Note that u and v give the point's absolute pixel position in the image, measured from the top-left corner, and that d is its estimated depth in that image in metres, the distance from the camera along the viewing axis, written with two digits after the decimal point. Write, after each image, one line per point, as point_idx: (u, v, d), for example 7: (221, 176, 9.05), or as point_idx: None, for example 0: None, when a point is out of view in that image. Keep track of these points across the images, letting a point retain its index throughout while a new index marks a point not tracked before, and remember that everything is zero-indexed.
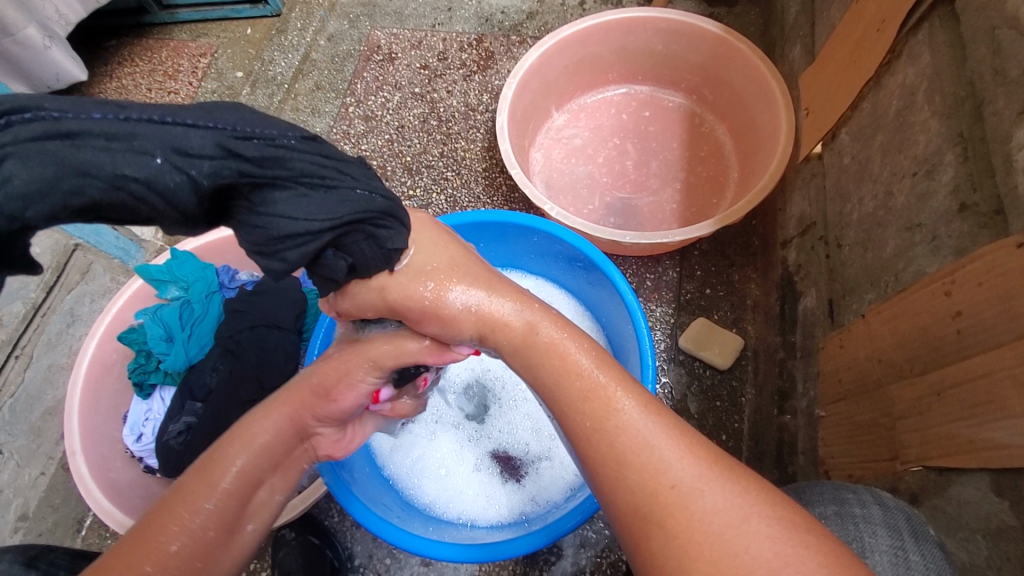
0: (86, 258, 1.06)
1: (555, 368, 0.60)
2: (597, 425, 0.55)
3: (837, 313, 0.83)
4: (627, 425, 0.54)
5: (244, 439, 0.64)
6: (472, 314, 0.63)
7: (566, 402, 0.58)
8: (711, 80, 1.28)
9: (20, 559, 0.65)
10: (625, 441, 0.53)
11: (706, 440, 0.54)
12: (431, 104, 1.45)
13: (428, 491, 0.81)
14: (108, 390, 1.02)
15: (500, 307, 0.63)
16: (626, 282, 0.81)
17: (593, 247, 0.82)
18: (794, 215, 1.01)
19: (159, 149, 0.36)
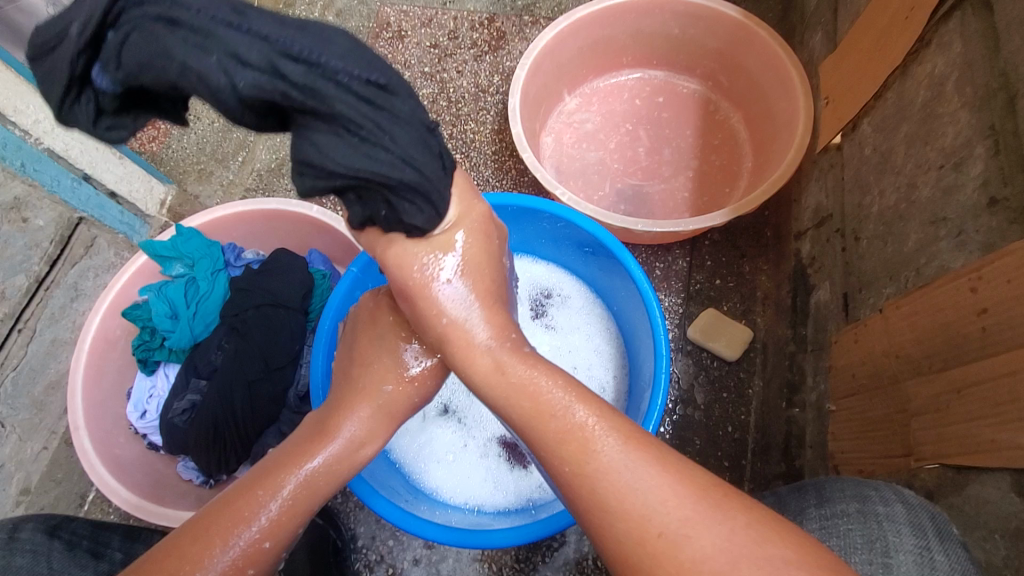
0: (91, 232, 1.02)
1: (527, 404, 0.56)
2: (574, 471, 0.53)
3: (851, 307, 0.82)
4: (606, 468, 0.51)
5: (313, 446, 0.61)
6: (441, 331, 0.59)
7: (543, 446, 0.55)
8: (728, 66, 1.25)
9: (42, 528, 0.65)
10: (606, 488, 0.51)
11: (697, 471, 0.51)
12: (441, 84, 1.42)
13: (435, 476, 0.81)
14: (112, 365, 1.02)
15: (475, 330, 0.58)
16: (641, 269, 0.79)
17: (607, 234, 0.80)
18: (809, 207, 0.99)
19: (219, 54, 0.40)
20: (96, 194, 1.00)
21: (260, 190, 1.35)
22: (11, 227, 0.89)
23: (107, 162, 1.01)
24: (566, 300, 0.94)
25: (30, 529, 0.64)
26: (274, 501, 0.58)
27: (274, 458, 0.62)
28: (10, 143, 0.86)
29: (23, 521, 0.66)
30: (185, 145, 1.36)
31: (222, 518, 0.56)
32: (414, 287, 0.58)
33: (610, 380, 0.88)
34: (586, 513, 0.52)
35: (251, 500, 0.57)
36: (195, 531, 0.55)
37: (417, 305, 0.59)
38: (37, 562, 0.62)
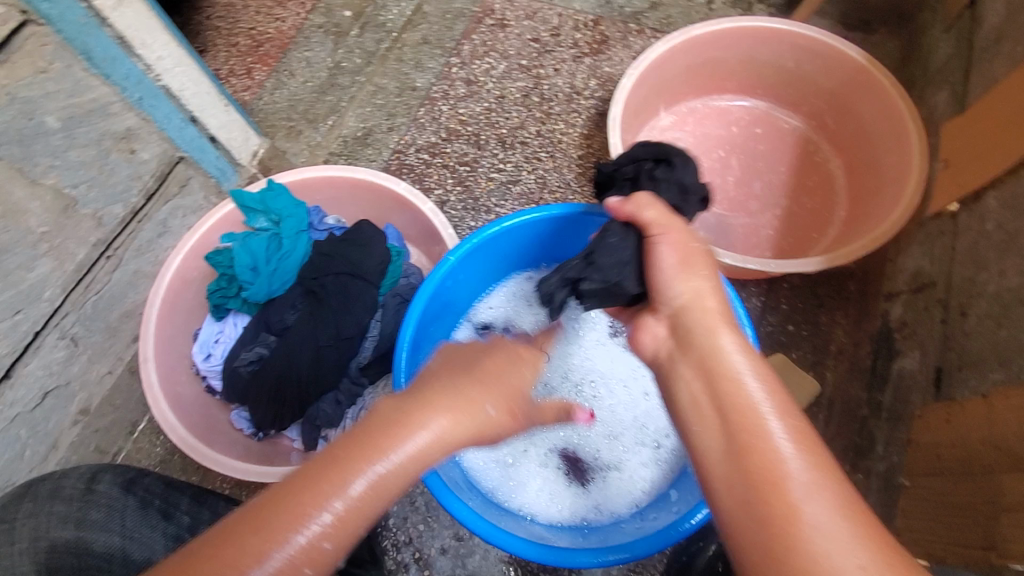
0: (187, 171, 1.04)
1: (738, 390, 0.55)
2: (757, 469, 0.49)
3: (944, 383, 0.79)
4: (797, 489, 0.47)
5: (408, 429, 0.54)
6: (695, 291, 0.66)
7: (738, 432, 0.52)
8: (838, 108, 1.21)
9: (119, 481, 0.66)
10: (785, 500, 0.46)
11: (887, 535, 0.45)
12: (536, 79, 1.41)
13: (492, 476, 0.81)
14: (185, 304, 1.04)
15: (718, 308, 0.65)
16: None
17: None
18: (908, 270, 0.96)
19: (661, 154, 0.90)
20: (199, 137, 1.02)
21: (343, 155, 1.36)
22: (119, 156, 0.91)
23: (213, 108, 1.03)
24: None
25: (108, 480, 0.66)
26: (375, 465, 0.52)
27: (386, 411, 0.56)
28: (133, 75, 0.88)
29: (102, 471, 0.68)
30: (277, 99, 1.41)
31: (289, 502, 0.49)
32: (696, 249, 0.71)
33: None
34: (744, 509, 0.48)
35: (354, 455, 0.52)
36: (287, 483, 0.50)
37: (681, 263, 0.69)
38: (112, 518, 0.64)
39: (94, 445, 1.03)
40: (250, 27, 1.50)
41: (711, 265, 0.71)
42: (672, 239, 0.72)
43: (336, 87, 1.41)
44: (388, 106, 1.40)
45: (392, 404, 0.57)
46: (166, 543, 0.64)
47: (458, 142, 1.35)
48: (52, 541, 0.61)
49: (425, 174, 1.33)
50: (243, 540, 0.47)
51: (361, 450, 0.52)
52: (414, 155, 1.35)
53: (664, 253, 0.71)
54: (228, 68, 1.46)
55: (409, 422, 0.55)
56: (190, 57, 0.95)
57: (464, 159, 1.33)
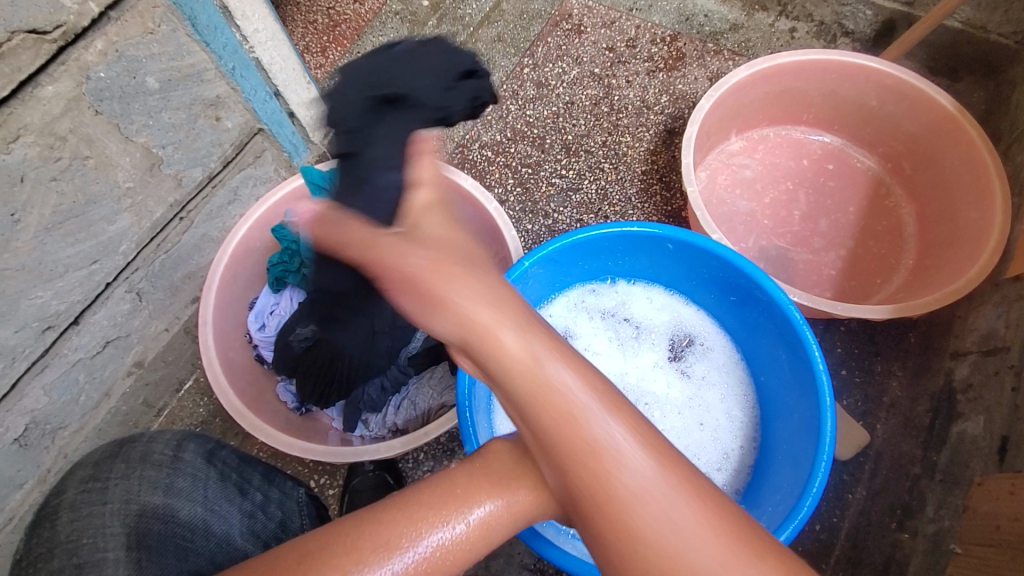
0: (264, 143, 1.06)
1: (554, 420, 0.43)
2: (608, 523, 0.41)
3: (1010, 453, 0.76)
4: (655, 565, 0.40)
5: (519, 476, 0.47)
6: (515, 355, 0.45)
7: (582, 498, 0.42)
8: (918, 154, 1.18)
9: (201, 452, 0.69)
10: (658, 561, 0.40)
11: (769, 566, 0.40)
12: (606, 89, 1.40)
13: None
14: (245, 272, 1.07)
15: (523, 337, 0.45)
16: (816, 345, 0.75)
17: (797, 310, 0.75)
18: (979, 330, 0.93)
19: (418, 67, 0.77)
20: (280, 112, 1.04)
21: None
22: (205, 122, 0.94)
23: (297, 85, 1.05)
24: (709, 353, 0.91)
25: (192, 451, 0.69)
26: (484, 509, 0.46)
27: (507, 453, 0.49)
28: (230, 45, 0.90)
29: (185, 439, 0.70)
30: None
31: (394, 523, 0.45)
32: (501, 304, 0.46)
33: (738, 449, 0.85)
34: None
35: (473, 492, 0.47)
36: (399, 499, 0.47)
37: (457, 318, 0.46)
38: (198, 488, 0.66)
39: (143, 398, 1.07)
40: (329, 6, 1.52)
41: (444, 251, 0.52)
42: (396, 274, 0.51)
43: None
44: None
45: (508, 446, 0.50)
46: (243, 518, 0.66)
47: (523, 143, 1.35)
48: (143, 506, 0.63)
49: (487, 172, 1.33)
50: (349, 555, 0.44)
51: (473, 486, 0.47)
52: (478, 151, 1.36)
53: (443, 317, 0.47)
54: (303, 44, 1.48)
55: (519, 481, 0.47)
56: (282, 31, 0.98)
57: (527, 161, 1.33)
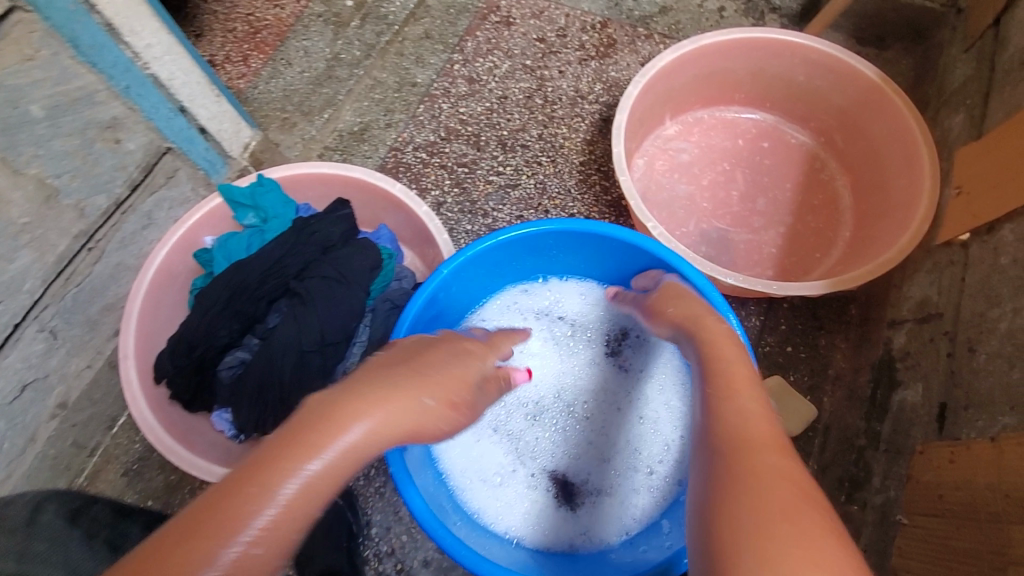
0: (175, 163, 1.00)
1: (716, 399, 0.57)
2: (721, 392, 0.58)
3: (949, 421, 0.76)
4: (758, 426, 0.52)
5: (345, 412, 0.51)
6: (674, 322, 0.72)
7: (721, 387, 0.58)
8: (848, 126, 1.18)
9: (61, 513, 0.64)
10: (738, 442, 0.50)
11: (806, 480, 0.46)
12: (539, 81, 1.37)
13: (480, 499, 0.79)
14: (169, 299, 1.00)
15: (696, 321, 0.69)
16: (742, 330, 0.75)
17: (720, 295, 0.76)
18: (913, 298, 0.93)
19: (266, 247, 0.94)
20: (188, 128, 0.98)
21: (339, 150, 1.32)
22: (103, 145, 0.87)
23: (204, 98, 0.99)
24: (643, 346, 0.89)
25: (51, 512, 0.63)
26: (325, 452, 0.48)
27: (328, 400, 0.52)
28: (120, 63, 0.84)
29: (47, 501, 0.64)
30: (271, 88, 1.36)
31: (231, 500, 0.44)
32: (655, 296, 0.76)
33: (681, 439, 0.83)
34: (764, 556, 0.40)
35: (299, 446, 0.48)
36: (230, 485, 0.45)
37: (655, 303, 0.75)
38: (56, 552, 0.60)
39: (72, 440, 1.00)
40: (248, 12, 1.45)
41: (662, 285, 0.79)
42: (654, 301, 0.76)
43: (333, 79, 1.37)
44: (386, 101, 1.36)
45: (327, 396, 0.52)
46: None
47: (457, 141, 1.32)
48: None
49: (422, 174, 1.29)
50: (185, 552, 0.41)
51: (309, 439, 0.48)
52: (412, 153, 1.31)
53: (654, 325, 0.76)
54: (223, 54, 1.41)
55: (352, 411, 0.51)
56: (179, 44, 0.92)
57: (463, 160, 1.30)
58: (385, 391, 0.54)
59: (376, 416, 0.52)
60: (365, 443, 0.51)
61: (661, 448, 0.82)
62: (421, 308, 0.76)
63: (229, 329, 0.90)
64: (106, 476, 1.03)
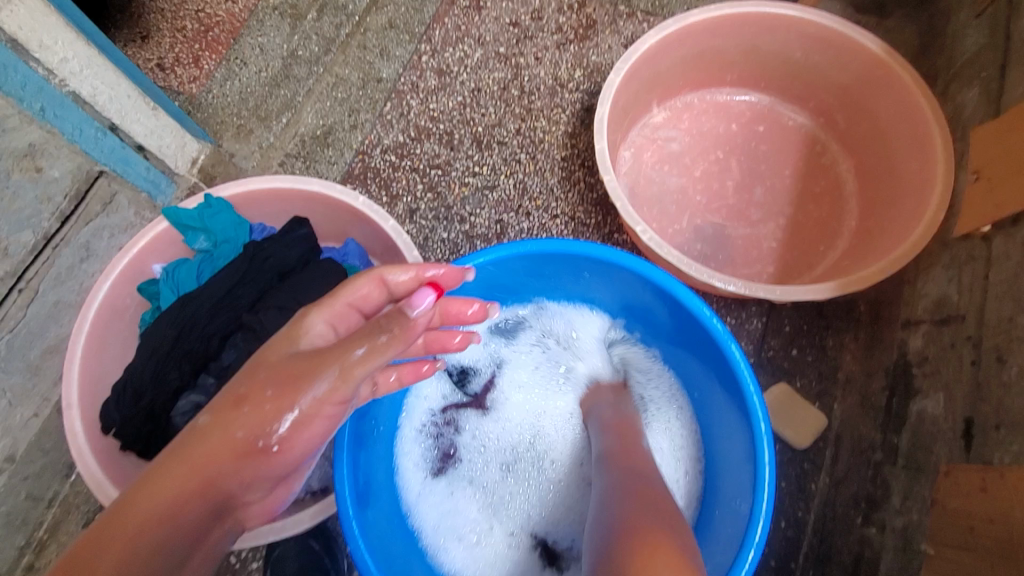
0: (111, 186, 0.90)
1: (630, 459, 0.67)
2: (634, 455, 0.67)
3: (977, 439, 0.69)
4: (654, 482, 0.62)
5: (165, 474, 0.51)
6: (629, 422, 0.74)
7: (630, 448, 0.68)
8: (850, 105, 1.09)
9: None
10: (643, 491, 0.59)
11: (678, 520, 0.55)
12: (515, 70, 1.26)
13: (459, 559, 0.76)
14: (117, 336, 0.92)
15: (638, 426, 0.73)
16: (746, 365, 0.68)
17: (719, 328, 0.69)
18: (928, 296, 0.85)
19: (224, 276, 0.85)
20: (122, 147, 0.89)
21: (301, 157, 1.22)
22: (22, 176, 0.78)
23: (138, 113, 0.90)
24: (640, 378, 0.84)
25: None
26: (144, 513, 0.49)
27: (144, 474, 0.53)
28: (31, 83, 0.75)
29: None
30: (226, 92, 1.25)
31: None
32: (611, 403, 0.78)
33: (681, 479, 0.79)
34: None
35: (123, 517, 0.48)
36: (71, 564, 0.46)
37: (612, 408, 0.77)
38: None
39: (25, 494, 0.91)
40: (197, 8, 1.32)
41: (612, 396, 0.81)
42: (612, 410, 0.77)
43: (291, 78, 1.26)
44: (350, 100, 1.25)
45: (147, 470, 0.53)
46: None
47: (429, 141, 1.22)
48: None
49: (392, 179, 1.20)
50: None
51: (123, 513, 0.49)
52: (380, 157, 1.22)
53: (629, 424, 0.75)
54: (172, 56, 1.29)
55: (166, 471, 0.52)
56: (101, 55, 0.83)
57: (435, 162, 1.20)
58: (198, 441, 0.54)
59: (194, 467, 0.52)
60: (187, 494, 0.52)
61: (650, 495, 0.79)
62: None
63: (180, 371, 0.82)
64: (66, 529, 0.95)
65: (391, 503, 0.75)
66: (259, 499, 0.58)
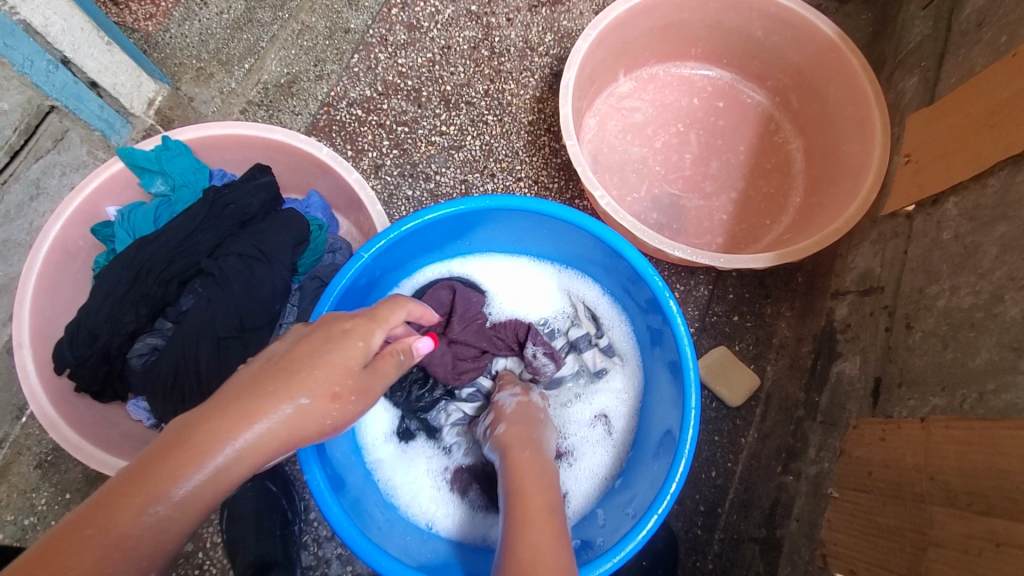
0: (63, 123, 0.88)
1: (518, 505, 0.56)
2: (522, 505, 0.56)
3: (881, 396, 0.76)
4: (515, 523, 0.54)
5: (228, 424, 0.46)
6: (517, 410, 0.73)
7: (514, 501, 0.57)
8: (804, 87, 1.14)
9: None
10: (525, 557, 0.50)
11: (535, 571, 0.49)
12: (486, 30, 1.26)
13: (401, 488, 0.78)
14: (68, 279, 0.90)
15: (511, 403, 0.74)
16: (678, 314, 0.73)
17: (656, 282, 0.74)
18: (856, 269, 0.92)
19: (186, 221, 0.85)
20: (74, 83, 0.86)
21: (264, 106, 1.20)
22: None
23: (91, 47, 0.87)
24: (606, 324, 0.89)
25: None
26: (200, 471, 0.45)
27: (193, 413, 0.47)
28: None
29: None
30: (186, 33, 1.15)
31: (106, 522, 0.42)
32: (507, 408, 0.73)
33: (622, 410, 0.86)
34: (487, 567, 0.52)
35: (175, 466, 0.44)
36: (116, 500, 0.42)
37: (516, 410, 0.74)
38: None
39: None
40: None
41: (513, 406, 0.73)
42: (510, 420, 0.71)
43: (254, 23, 1.19)
44: (317, 50, 1.23)
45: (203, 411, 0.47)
46: None
47: (396, 97, 1.21)
48: None
49: (357, 134, 1.19)
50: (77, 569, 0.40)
51: (179, 464, 0.44)
52: (346, 110, 1.21)
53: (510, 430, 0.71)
54: None
55: (228, 424, 0.47)
56: None
57: (402, 118, 1.20)
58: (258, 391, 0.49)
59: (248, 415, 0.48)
60: (241, 454, 0.47)
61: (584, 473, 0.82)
62: (346, 287, 0.74)
63: (137, 314, 0.82)
64: (17, 469, 0.94)
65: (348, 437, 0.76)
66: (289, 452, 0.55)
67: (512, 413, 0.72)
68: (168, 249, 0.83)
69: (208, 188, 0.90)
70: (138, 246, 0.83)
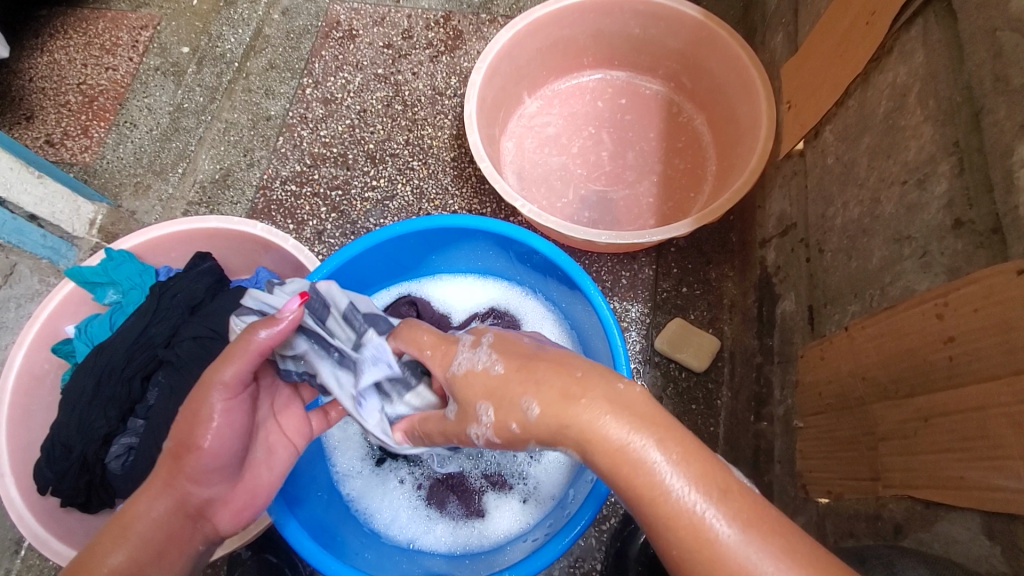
0: (9, 259, 0.95)
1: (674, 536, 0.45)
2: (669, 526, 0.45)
3: (817, 321, 0.79)
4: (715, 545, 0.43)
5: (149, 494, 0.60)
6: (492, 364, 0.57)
7: (661, 524, 0.45)
8: (690, 67, 1.22)
9: None
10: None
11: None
12: (395, 87, 1.35)
13: (380, 514, 0.81)
14: (41, 403, 0.93)
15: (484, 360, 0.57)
16: (593, 282, 0.81)
17: (574, 265, 0.82)
18: (773, 214, 0.97)
19: (140, 320, 0.89)
20: (14, 218, 0.93)
21: (204, 204, 1.26)
22: None
23: (24, 183, 0.94)
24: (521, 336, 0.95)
25: None
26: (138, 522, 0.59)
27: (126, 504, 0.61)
28: None
29: None
30: (121, 155, 1.29)
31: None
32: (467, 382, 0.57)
33: None
34: None
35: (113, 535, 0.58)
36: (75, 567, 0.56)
37: (478, 389, 0.56)
38: None
39: None
40: (78, 81, 1.36)
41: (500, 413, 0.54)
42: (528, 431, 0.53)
43: (181, 131, 1.32)
44: (243, 142, 1.31)
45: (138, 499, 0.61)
46: None
47: (325, 166, 1.28)
48: None
49: (295, 207, 1.25)
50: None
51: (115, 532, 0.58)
52: (280, 189, 1.27)
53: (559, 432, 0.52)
54: (60, 130, 1.31)
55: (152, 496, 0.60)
56: None
57: (334, 183, 1.27)
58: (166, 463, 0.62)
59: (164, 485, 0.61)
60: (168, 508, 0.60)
61: (548, 466, 0.82)
62: None
63: (107, 417, 0.85)
64: None
65: (323, 475, 0.81)
66: (225, 496, 0.65)
67: (536, 427, 0.52)
68: (126, 349, 0.87)
69: (154, 284, 0.95)
70: (97, 354, 0.87)
